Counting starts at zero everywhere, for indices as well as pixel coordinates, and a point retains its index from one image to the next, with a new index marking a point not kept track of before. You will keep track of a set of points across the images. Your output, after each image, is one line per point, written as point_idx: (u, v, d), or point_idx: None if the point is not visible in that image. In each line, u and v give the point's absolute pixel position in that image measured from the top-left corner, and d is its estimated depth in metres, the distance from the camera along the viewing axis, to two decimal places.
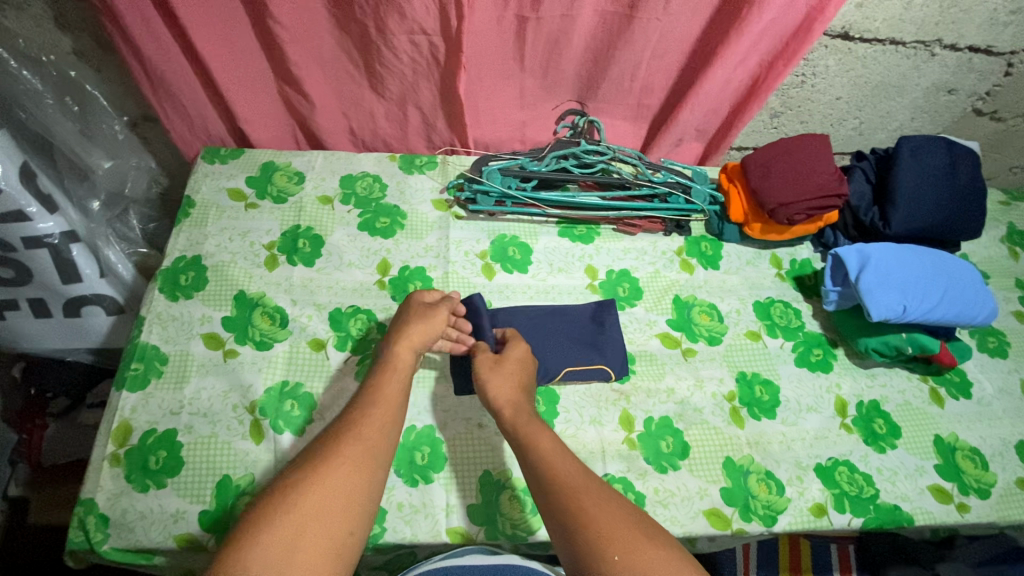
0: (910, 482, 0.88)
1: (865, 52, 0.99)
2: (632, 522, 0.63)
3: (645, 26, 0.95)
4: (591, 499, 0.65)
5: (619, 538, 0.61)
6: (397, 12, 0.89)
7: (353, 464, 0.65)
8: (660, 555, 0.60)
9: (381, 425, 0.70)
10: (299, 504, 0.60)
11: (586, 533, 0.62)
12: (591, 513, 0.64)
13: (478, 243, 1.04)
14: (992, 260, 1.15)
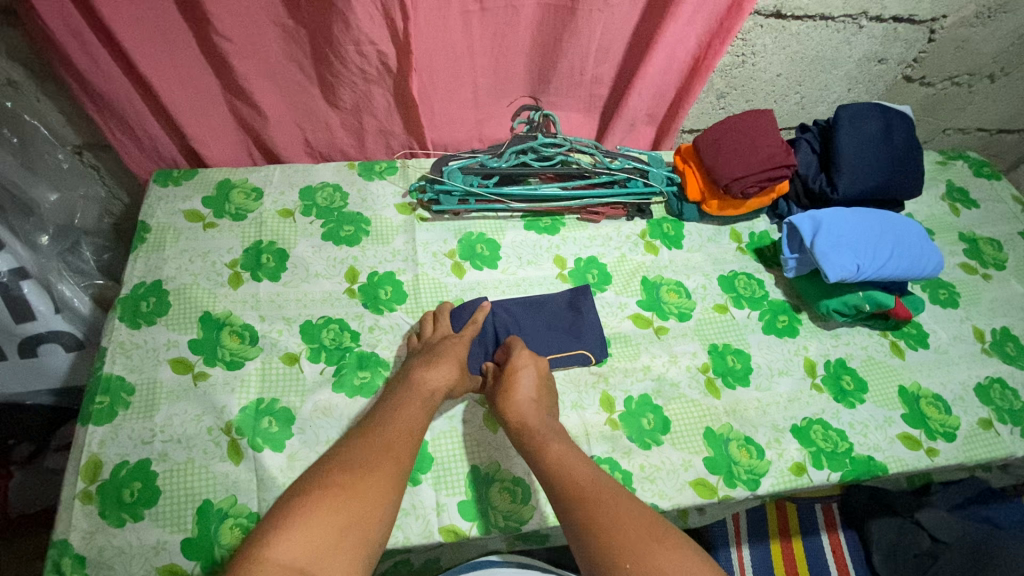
0: (881, 433, 0.92)
1: (799, 29, 1.03)
2: (646, 525, 0.64)
3: (589, 16, 0.97)
4: (605, 507, 0.66)
5: (632, 542, 0.62)
6: (343, 21, 0.88)
7: (379, 469, 0.67)
8: (670, 555, 0.61)
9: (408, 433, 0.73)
10: (337, 509, 0.61)
11: (602, 542, 0.63)
12: (604, 521, 0.65)
13: (445, 243, 1.04)
14: (935, 218, 1.22)
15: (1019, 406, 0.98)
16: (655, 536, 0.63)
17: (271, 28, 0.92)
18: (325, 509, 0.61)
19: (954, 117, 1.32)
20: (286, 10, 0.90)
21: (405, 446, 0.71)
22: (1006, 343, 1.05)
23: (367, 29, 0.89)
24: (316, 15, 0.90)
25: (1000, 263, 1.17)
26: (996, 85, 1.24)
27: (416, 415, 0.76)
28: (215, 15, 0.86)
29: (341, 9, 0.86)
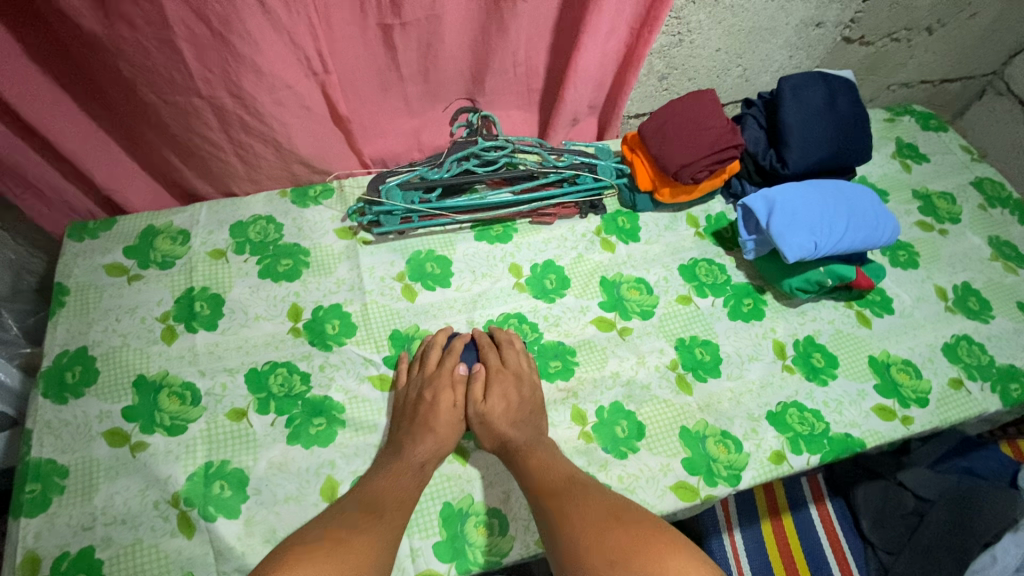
0: (855, 408, 0.91)
1: (732, 2, 0.99)
2: (615, 516, 0.64)
3: (514, 11, 0.92)
4: (573, 506, 0.66)
5: (591, 530, 0.62)
6: (252, 70, 0.81)
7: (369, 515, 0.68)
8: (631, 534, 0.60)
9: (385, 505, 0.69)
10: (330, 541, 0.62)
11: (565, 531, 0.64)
12: (569, 516, 0.65)
13: (392, 266, 0.98)
14: (888, 177, 1.21)
15: (987, 361, 0.99)
16: (618, 524, 0.63)
17: (154, 100, 0.82)
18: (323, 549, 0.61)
19: (897, 73, 1.30)
20: (179, 83, 0.80)
21: (381, 507, 0.69)
22: (968, 298, 1.05)
23: (278, 71, 0.82)
24: (217, 81, 0.81)
25: (955, 216, 1.17)
26: (935, 36, 1.22)
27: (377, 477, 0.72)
28: (110, 69, 0.77)
29: (247, 56, 0.79)
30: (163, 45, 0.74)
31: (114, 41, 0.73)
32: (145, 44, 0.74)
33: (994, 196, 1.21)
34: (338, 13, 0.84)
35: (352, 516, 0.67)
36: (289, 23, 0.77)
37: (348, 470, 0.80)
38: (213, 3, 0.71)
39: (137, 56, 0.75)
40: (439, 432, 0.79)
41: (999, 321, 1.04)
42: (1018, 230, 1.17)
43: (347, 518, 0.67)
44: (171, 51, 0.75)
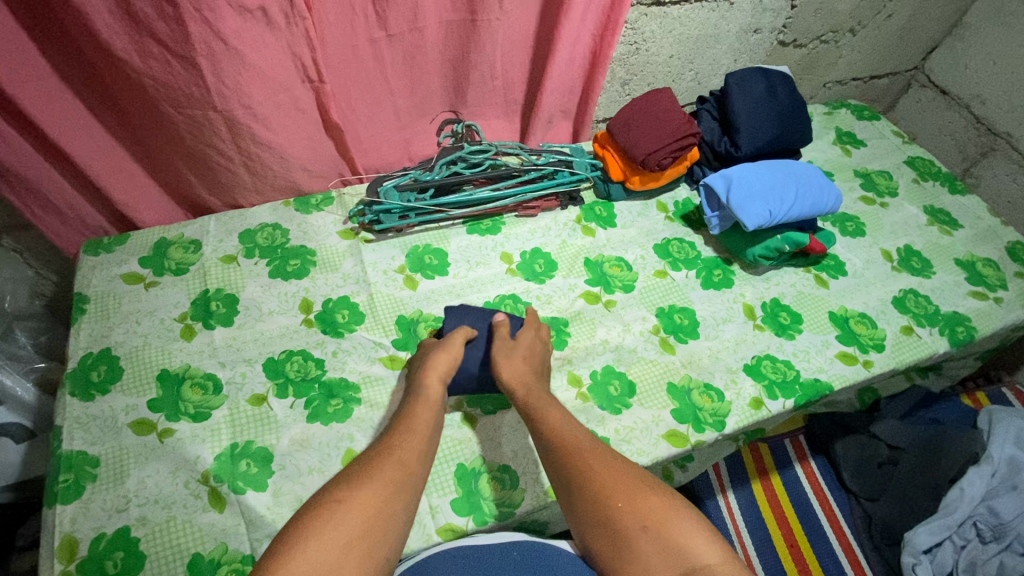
0: (821, 355, 1.01)
1: (679, 13, 1.14)
2: (637, 476, 0.69)
3: (489, 27, 1.05)
4: (595, 466, 0.70)
5: (618, 490, 0.67)
6: (258, 76, 0.91)
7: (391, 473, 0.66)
8: (659, 499, 0.66)
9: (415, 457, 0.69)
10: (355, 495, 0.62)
11: (591, 488, 0.68)
12: (592, 474, 0.69)
13: (393, 260, 1.05)
14: (832, 161, 1.35)
15: (932, 309, 1.10)
16: (640, 483, 0.68)
17: (173, 114, 0.91)
18: (354, 508, 0.61)
19: (830, 71, 1.47)
20: (195, 98, 0.89)
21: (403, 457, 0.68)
22: (911, 258, 1.18)
23: (279, 74, 0.93)
24: (230, 95, 0.90)
25: (893, 191, 1.31)
26: (859, 37, 1.39)
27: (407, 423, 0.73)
28: (134, 84, 0.85)
29: (252, 61, 0.89)
30: (183, 63, 0.84)
31: (139, 59, 0.82)
32: (166, 63, 0.83)
33: (926, 172, 1.37)
34: (335, 32, 0.95)
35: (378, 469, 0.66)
36: (287, 32, 0.88)
37: (366, 441, 0.86)
38: (230, 20, 0.81)
39: (159, 73, 0.84)
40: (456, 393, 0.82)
41: (940, 275, 1.16)
42: (950, 200, 1.32)
43: (362, 478, 0.64)
44: (190, 67, 0.84)
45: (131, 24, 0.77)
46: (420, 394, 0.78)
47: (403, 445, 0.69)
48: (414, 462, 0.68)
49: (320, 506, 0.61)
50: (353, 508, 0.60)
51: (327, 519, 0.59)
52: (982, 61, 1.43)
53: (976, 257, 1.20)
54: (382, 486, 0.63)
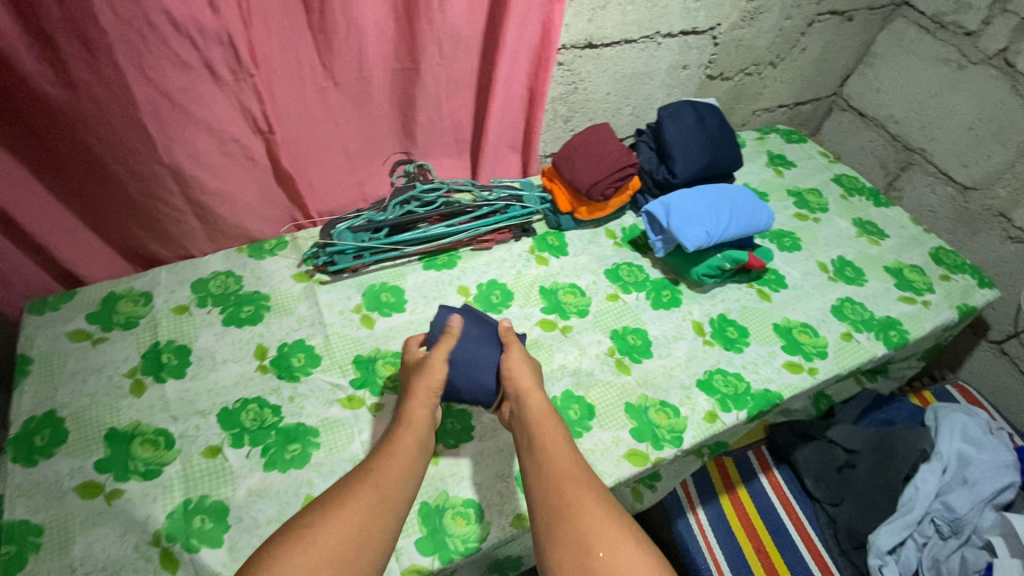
0: (769, 366, 1.05)
1: (611, 54, 1.22)
2: (618, 524, 0.68)
3: (433, 72, 1.10)
4: (580, 511, 0.69)
5: (605, 538, 0.66)
6: (205, 129, 0.93)
7: (370, 503, 0.67)
8: (642, 556, 0.64)
9: (399, 479, 0.71)
10: (334, 520, 0.64)
11: (576, 527, 0.67)
12: (580, 514, 0.69)
13: (350, 300, 1.06)
14: (766, 182, 1.44)
15: (868, 315, 1.17)
16: (621, 534, 0.67)
17: (120, 171, 0.92)
18: (334, 532, 0.62)
19: (758, 100, 1.58)
20: (140, 153, 0.90)
21: (385, 481, 0.70)
22: (845, 268, 1.26)
23: (228, 127, 0.95)
24: (175, 147, 0.92)
25: (824, 206, 1.40)
26: (779, 69, 1.51)
27: (397, 440, 0.77)
28: (77, 143, 0.86)
29: (200, 115, 0.91)
30: (126, 120, 0.86)
31: (83, 119, 0.83)
32: (110, 121, 0.85)
33: (851, 188, 1.47)
34: (282, 83, 0.98)
35: (363, 494, 0.68)
36: (235, 87, 0.91)
37: (326, 486, 0.84)
38: (174, 76, 0.85)
39: (103, 131, 0.85)
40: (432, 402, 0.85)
41: (872, 282, 1.24)
42: (875, 211, 1.41)
43: (341, 502, 0.66)
44: (134, 123, 0.87)
45: (72, 87, 0.79)
46: (401, 417, 0.82)
47: (384, 469, 0.72)
48: (395, 485, 0.70)
49: (294, 530, 0.62)
50: (328, 532, 0.62)
51: (299, 546, 0.60)
52: (891, 85, 1.56)
53: (904, 263, 1.29)
54: (361, 511, 0.66)
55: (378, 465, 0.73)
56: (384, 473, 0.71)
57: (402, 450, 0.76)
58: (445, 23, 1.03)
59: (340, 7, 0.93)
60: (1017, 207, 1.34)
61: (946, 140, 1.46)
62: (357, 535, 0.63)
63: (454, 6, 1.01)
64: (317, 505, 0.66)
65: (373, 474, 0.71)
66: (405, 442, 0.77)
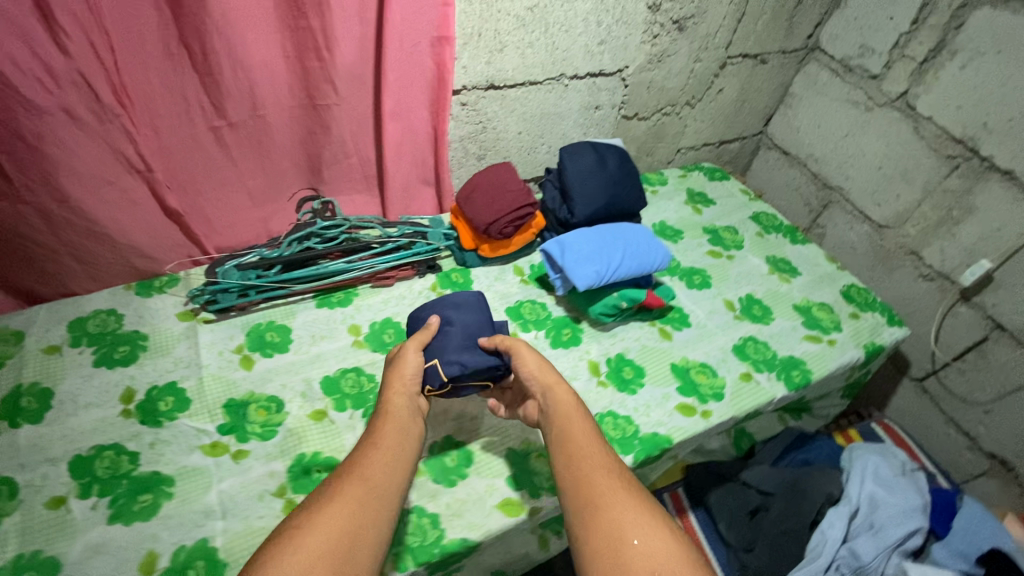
0: (661, 409, 1.03)
1: (517, 95, 1.24)
2: (645, 511, 0.67)
3: (330, 111, 1.10)
4: (611, 502, 0.68)
5: (636, 524, 0.65)
6: (70, 173, 0.92)
7: (356, 499, 0.65)
8: (671, 540, 0.64)
9: (385, 467, 0.70)
10: (325, 518, 0.62)
11: (605, 517, 0.66)
12: (604, 503, 0.68)
13: (232, 340, 1.03)
14: (683, 220, 1.45)
15: (771, 355, 1.16)
16: (652, 520, 0.66)
17: None
18: (323, 532, 0.60)
19: (681, 138, 1.60)
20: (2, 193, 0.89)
21: (372, 474, 0.68)
22: (752, 307, 1.25)
23: (96, 170, 0.94)
24: (39, 187, 0.91)
25: (739, 244, 1.41)
26: (698, 109, 1.53)
27: (379, 432, 0.75)
28: None
29: (64, 161, 0.91)
30: None
31: None
32: None
33: (770, 225, 1.48)
34: (164, 122, 0.98)
35: (355, 489, 0.66)
36: (100, 129, 0.91)
37: (172, 541, 0.80)
38: (27, 121, 0.84)
39: None
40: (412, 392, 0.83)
41: (778, 321, 1.23)
42: (790, 249, 1.42)
43: (324, 502, 0.64)
44: None
45: None
46: (377, 408, 0.80)
47: (366, 462, 0.69)
48: (382, 477, 0.68)
49: (281, 534, 0.61)
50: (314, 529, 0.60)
51: (291, 546, 0.59)
52: (810, 124, 1.59)
53: (812, 301, 1.29)
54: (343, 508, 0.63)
55: (360, 456, 0.71)
56: (380, 467, 0.70)
57: (385, 441, 0.73)
58: (335, 63, 1.02)
59: (220, 48, 0.92)
60: (926, 246, 1.35)
61: (860, 179, 1.47)
62: (349, 530, 0.62)
63: (343, 48, 1.00)
64: (304, 508, 0.64)
65: (357, 468, 0.69)
66: (386, 433, 0.75)
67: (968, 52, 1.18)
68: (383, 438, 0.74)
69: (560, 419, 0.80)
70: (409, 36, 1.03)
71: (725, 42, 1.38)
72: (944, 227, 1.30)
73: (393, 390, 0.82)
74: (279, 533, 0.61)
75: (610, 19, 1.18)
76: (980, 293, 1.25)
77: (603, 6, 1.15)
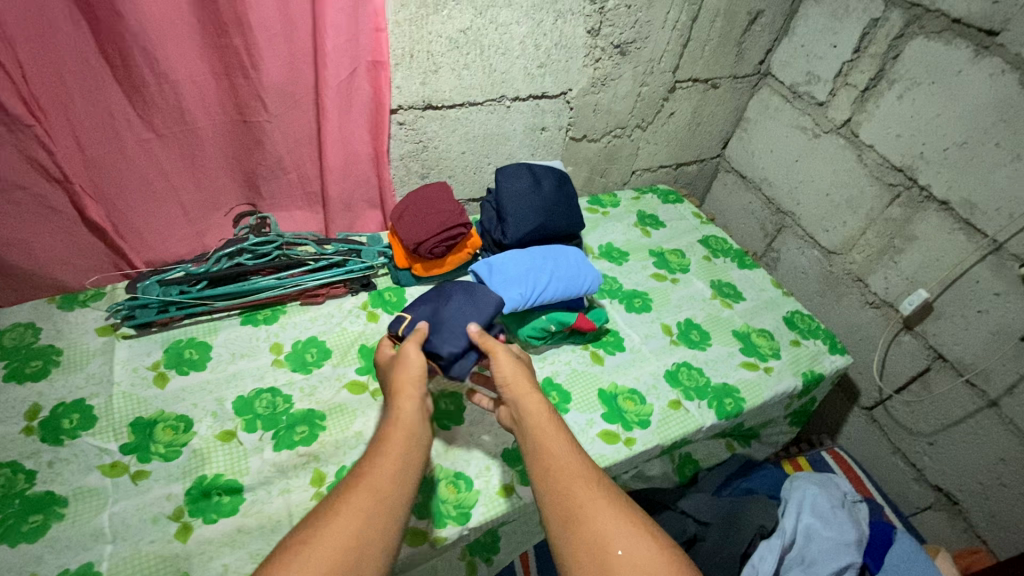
0: (583, 435, 1.01)
1: (457, 115, 1.24)
2: (628, 518, 0.69)
3: (262, 128, 1.10)
4: (593, 513, 0.69)
5: (620, 536, 0.67)
6: None
7: (362, 513, 0.64)
8: (657, 551, 0.66)
9: (392, 476, 0.69)
10: (332, 531, 0.62)
11: (588, 531, 0.68)
12: (585, 515, 0.69)
13: (149, 356, 1.02)
14: (630, 242, 1.44)
15: (703, 382, 1.14)
16: (636, 528, 0.68)
17: None
18: (327, 548, 0.60)
19: (635, 161, 1.60)
20: None
21: (379, 483, 0.68)
22: (690, 331, 1.24)
23: (10, 175, 0.95)
24: None
25: (684, 268, 1.40)
26: (650, 132, 1.53)
27: (387, 438, 0.74)
28: None
29: None
30: None
31: None
32: None
33: (718, 249, 1.47)
34: (88, 135, 0.98)
35: (361, 501, 0.66)
36: (13, 139, 0.91)
37: (54, 565, 0.77)
38: None
39: None
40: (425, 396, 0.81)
41: (715, 347, 1.22)
42: (736, 273, 1.41)
43: (330, 512, 0.64)
44: None
45: None
46: (387, 413, 0.77)
47: (372, 472, 0.69)
48: (388, 488, 0.68)
49: (287, 549, 0.61)
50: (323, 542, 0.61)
51: (297, 562, 0.59)
52: (763, 149, 1.58)
53: (753, 327, 1.28)
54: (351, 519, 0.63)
55: (368, 465, 0.70)
56: (384, 478, 0.69)
57: (391, 450, 0.72)
58: (261, 81, 1.02)
59: (142, 63, 0.93)
60: (871, 273, 1.34)
61: (809, 204, 1.47)
62: (356, 545, 0.62)
63: (268, 66, 1.00)
64: (310, 522, 0.64)
65: (365, 476, 0.68)
66: (393, 441, 0.73)
67: (904, 81, 1.18)
68: (392, 445, 0.73)
69: (535, 428, 0.79)
70: (342, 62, 1.02)
71: (671, 67, 1.38)
72: (887, 255, 1.29)
73: (402, 396, 0.79)
74: (285, 548, 0.61)
75: (548, 42, 1.19)
76: (921, 323, 1.24)
77: (539, 29, 1.16)
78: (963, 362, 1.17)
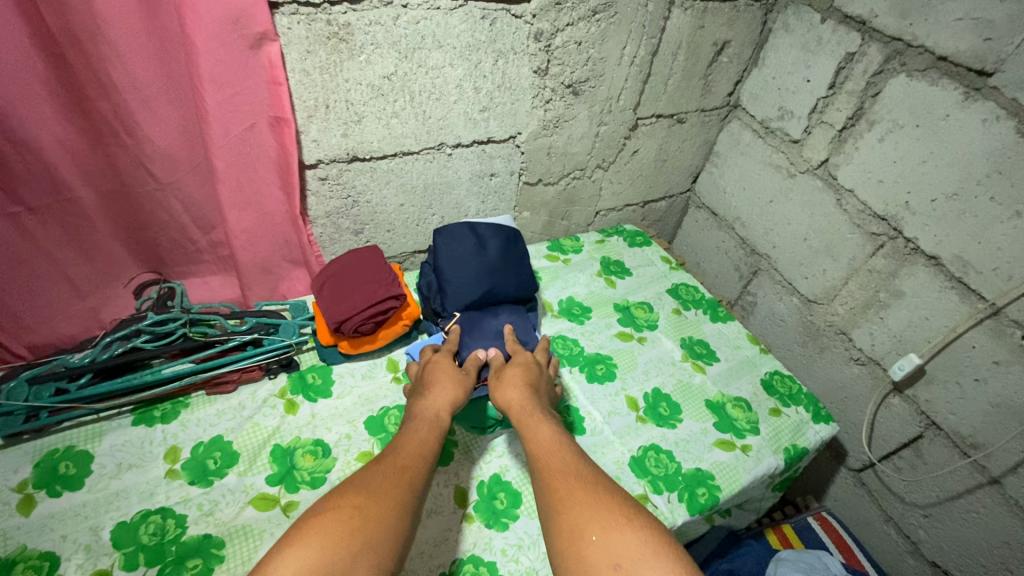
0: (535, 551, 0.86)
1: (389, 166, 1.09)
2: (611, 508, 0.65)
3: (151, 197, 0.95)
4: (570, 501, 0.66)
5: (594, 523, 0.63)
6: None
7: (386, 481, 0.67)
8: (640, 537, 0.60)
9: (416, 457, 0.72)
10: (355, 493, 0.64)
11: (565, 518, 0.65)
12: (566, 502, 0.66)
13: (13, 475, 0.85)
14: (593, 294, 1.31)
15: (673, 469, 1.00)
16: (620, 517, 0.63)
17: None
18: (354, 507, 0.62)
19: (598, 201, 1.46)
20: None
21: (408, 464, 0.71)
22: (659, 404, 1.10)
23: None
24: None
25: (652, 324, 1.27)
26: (613, 171, 1.40)
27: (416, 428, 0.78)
28: None
29: None
30: None
31: None
32: None
33: (689, 300, 1.35)
34: None
35: (390, 472, 0.68)
36: None
37: None
38: None
39: None
40: (455, 405, 0.83)
41: (687, 423, 1.08)
42: (709, 328, 1.29)
43: (355, 480, 0.67)
44: None
45: None
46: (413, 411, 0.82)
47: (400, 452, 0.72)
48: (411, 464, 0.70)
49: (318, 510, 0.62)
50: (351, 505, 0.61)
51: (319, 517, 0.60)
52: (735, 186, 1.46)
53: (727, 396, 1.15)
54: (376, 499, 0.63)
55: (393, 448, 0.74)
56: (408, 457, 0.71)
57: (417, 437, 0.76)
58: (143, 149, 0.88)
59: None
60: (855, 327, 1.22)
61: (787, 248, 1.34)
62: (379, 508, 0.62)
63: (150, 133, 0.86)
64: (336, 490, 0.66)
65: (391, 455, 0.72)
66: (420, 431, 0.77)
67: (886, 123, 1.06)
68: (423, 439, 0.75)
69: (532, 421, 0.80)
70: (231, 118, 0.85)
71: (632, 104, 1.26)
72: (872, 309, 1.17)
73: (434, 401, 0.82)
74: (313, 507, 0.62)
75: (489, 84, 1.05)
76: (912, 386, 1.12)
77: (478, 71, 1.02)
78: (960, 433, 1.05)
